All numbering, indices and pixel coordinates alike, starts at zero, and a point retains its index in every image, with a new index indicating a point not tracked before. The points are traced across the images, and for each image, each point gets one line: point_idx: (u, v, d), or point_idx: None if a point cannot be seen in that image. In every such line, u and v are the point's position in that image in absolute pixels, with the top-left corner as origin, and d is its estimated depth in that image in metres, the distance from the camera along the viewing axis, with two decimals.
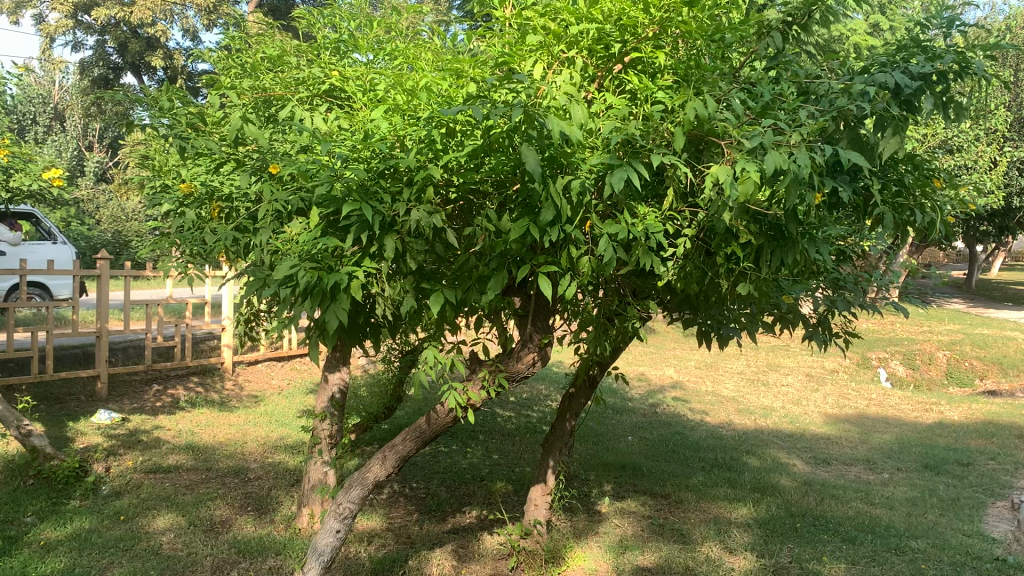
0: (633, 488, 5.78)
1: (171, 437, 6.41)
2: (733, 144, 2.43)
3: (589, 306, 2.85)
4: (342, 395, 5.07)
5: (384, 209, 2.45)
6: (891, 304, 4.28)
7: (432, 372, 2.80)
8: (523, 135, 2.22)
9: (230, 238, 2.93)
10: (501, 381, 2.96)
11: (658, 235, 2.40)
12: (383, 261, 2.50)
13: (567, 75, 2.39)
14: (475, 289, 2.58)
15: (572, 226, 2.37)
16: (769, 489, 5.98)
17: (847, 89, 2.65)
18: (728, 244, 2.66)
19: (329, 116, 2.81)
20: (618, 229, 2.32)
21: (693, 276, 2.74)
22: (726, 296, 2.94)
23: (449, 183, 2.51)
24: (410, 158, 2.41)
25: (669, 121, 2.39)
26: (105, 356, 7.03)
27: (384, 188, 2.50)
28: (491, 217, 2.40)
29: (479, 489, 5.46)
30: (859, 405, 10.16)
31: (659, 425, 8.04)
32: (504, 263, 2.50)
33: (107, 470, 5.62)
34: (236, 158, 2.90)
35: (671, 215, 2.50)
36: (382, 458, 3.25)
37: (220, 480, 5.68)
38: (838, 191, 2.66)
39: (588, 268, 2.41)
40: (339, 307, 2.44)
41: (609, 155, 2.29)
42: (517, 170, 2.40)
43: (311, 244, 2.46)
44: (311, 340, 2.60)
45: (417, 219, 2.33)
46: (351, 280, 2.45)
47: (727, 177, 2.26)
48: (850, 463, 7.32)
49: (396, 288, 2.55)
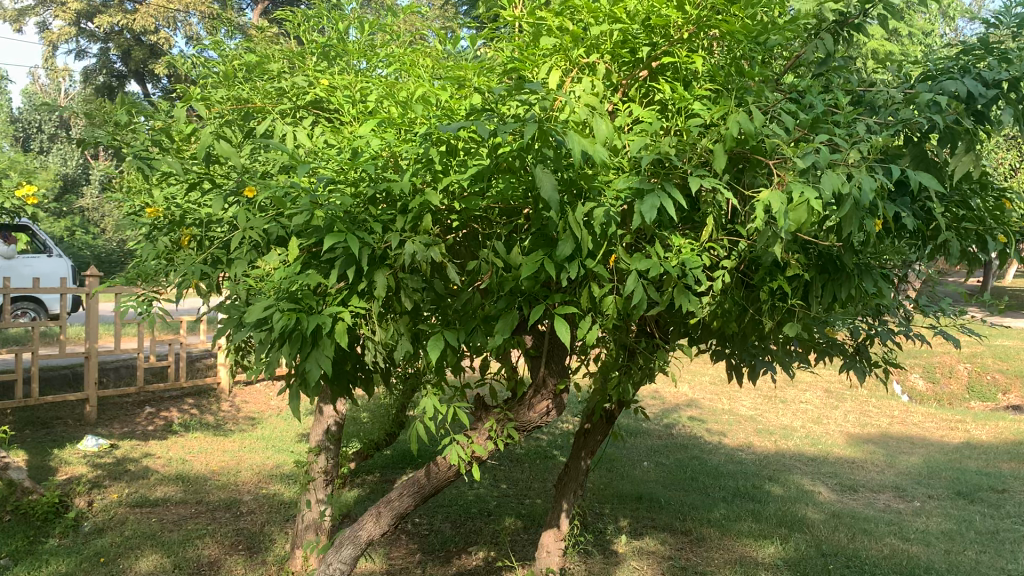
0: (650, 524, 5.40)
1: (161, 466, 6.06)
2: (782, 163, 2.07)
3: (611, 347, 2.49)
4: (339, 427, 4.68)
5: (375, 241, 2.10)
6: (938, 332, 3.88)
7: (432, 424, 2.45)
8: (537, 156, 1.87)
9: (202, 270, 2.54)
10: (510, 431, 2.61)
11: (696, 271, 2.04)
12: (374, 301, 2.16)
13: (589, 84, 2.03)
14: (480, 332, 2.23)
15: (594, 261, 2.02)
16: (796, 523, 5.58)
17: (910, 98, 2.29)
18: (774, 278, 2.31)
19: (313, 132, 2.45)
20: (649, 265, 1.98)
21: (732, 314, 2.39)
22: (768, 334, 2.58)
23: (450, 210, 2.16)
24: (405, 182, 2.06)
25: (709, 137, 2.03)
26: (95, 379, 6.69)
27: (375, 216, 2.15)
28: (500, 250, 2.05)
29: (487, 525, 5.09)
30: (881, 423, 9.74)
31: (675, 449, 7.65)
32: (515, 302, 2.15)
33: (89, 504, 5.27)
34: (207, 178, 2.51)
35: (710, 246, 2.16)
36: (376, 515, 2.88)
37: (210, 515, 5.32)
38: (900, 216, 2.29)
39: (613, 308, 2.06)
40: (321, 355, 2.10)
41: (638, 178, 1.94)
42: (530, 195, 2.05)
43: (291, 281, 2.12)
44: (291, 390, 2.25)
45: (411, 254, 1.98)
46: (335, 323, 2.11)
47: (780, 203, 1.91)
48: (878, 490, 6.92)
49: (389, 331, 2.21)
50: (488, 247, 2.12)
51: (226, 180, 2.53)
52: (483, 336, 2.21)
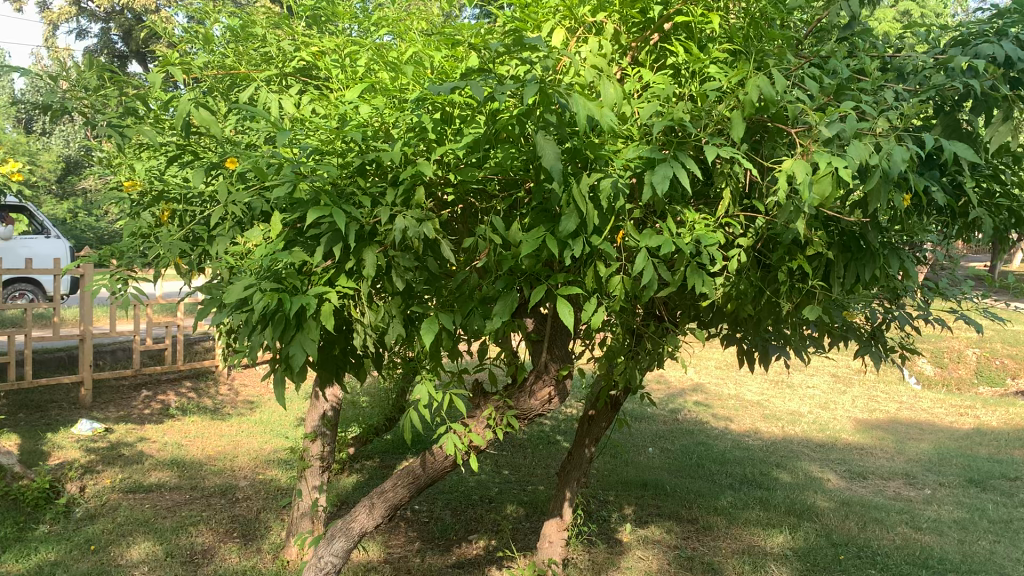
0: (656, 512, 5.27)
1: (155, 451, 5.93)
2: (805, 132, 1.91)
3: (617, 331, 2.34)
4: (336, 413, 4.54)
5: (363, 215, 1.95)
6: (958, 316, 3.70)
7: (427, 412, 2.30)
8: (538, 122, 1.71)
9: (182, 247, 2.37)
10: (510, 420, 2.46)
11: (711, 249, 1.89)
12: (363, 281, 2.01)
13: (596, 43, 1.86)
14: (478, 314, 2.08)
15: (600, 238, 1.87)
16: (805, 512, 5.44)
17: (942, 63, 2.12)
18: (793, 258, 2.16)
19: (300, 99, 2.28)
20: (662, 242, 1.82)
21: (748, 296, 2.23)
22: (785, 318, 2.42)
23: (445, 183, 2.00)
24: (396, 152, 1.90)
25: (726, 103, 1.87)
26: (89, 362, 6.55)
27: (363, 189, 1.99)
28: (498, 226, 1.89)
29: (488, 513, 4.95)
30: (890, 408, 9.57)
31: (681, 434, 7.51)
32: (514, 282, 2.00)
33: (81, 490, 5.14)
34: (187, 149, 2.33)
35: (725, 222, 2.00)
36: (369, 507, 2.74)
37: (205, 501, 5.19)
38: (930, 191, 2.13)
39: (620, 289, 1.90)
40: (306, 338, 1.95)
41: (648, 147, 1.78)
42: (531, 167, 1.89)
43: (274, 260, 1.97)
44: (275, 376, 2.10)
45: (403, 229, 1.83)
46: (321, 305, 1.96)
47: (805, 173, 1.74)
48: (888, 477, 6.77)
49: (380, 313, 2.06)
50: (485, 223, 1.96)
51: (207, 152, 2.35)
52: (480, 319, 2.06)
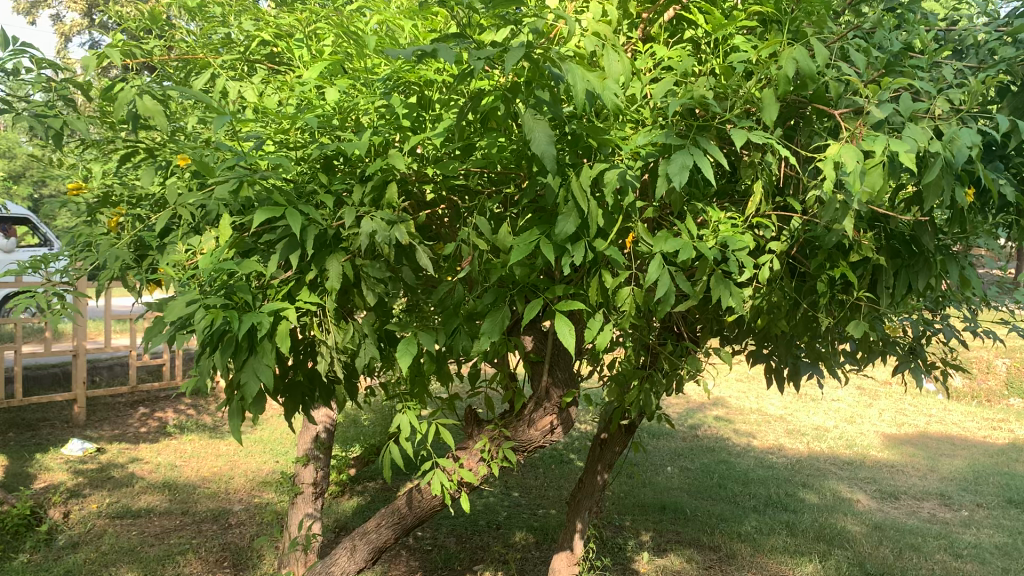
0: (675, 539, 4.93)
1: (147, 473, 5.64)
2: (852, 114, 1.59)
3: (629, 352, 2.02)
4: (330, 435, 4.26)
5: (324, 217, 1.65)
6: (1008, 329, 3.34)
7: (409, 447, 1.99)
8: (527, 99, 1.41)
9: (128, 258, 2.05)
10: (507, 453, 2.15)
11: (740, 254, 1.57)
12: (328, 295, 1.71)
13: (599, 8, 1.55)
14: (465, 333, 1.77)
15: (604, 241, 1.56)
16: (836, 538, 5.07)
17: (1010, 35, 1.80)
18: (835, 265, 1.84)
19: (261, 86, 1.98)
20: (680, 246, 1.50)
21: (780, 310, 1.92)
22: (824, 334, 2.10)
23: (422, 179, 1.70)
24: (363, 140, 1.60)
25: (756, 80, 1.55)
26: (82, 380, 6.28)
27: (326, 185, 1.70)
28: (483, 229, 1.59)
29: (495, 541, 4.63)
30: (919, 422, 9.15)
31: (700, 452, 7.16)
32: (505, 296, 1.69)
33: (65, 516, 4.85)
34: (135, 145, 2.04)
35: (756, 222, 1.68)
36: (351, 550, 2.46)
37: (196, 527, 4.89)
38: (997, 184, 1.80)
39: (630, 303, 1.58)
40: (260, 363, 1.65)
41: (662, 131, 1.47)
42: (524, 159, 1.59)
43: (222, 272, 1.68)
44: (229, 406, 1.80)
45: (370, 233, 1.53)
46: (277, 324, 1.66)
47: (856, 161, 1.42)
48: (921, 497, 6.38)
49: (349, 333, 1.75)
50: (469, 226, 1.66)
51: (154, 146, 2.03)
52: (465, 339, 1.75)
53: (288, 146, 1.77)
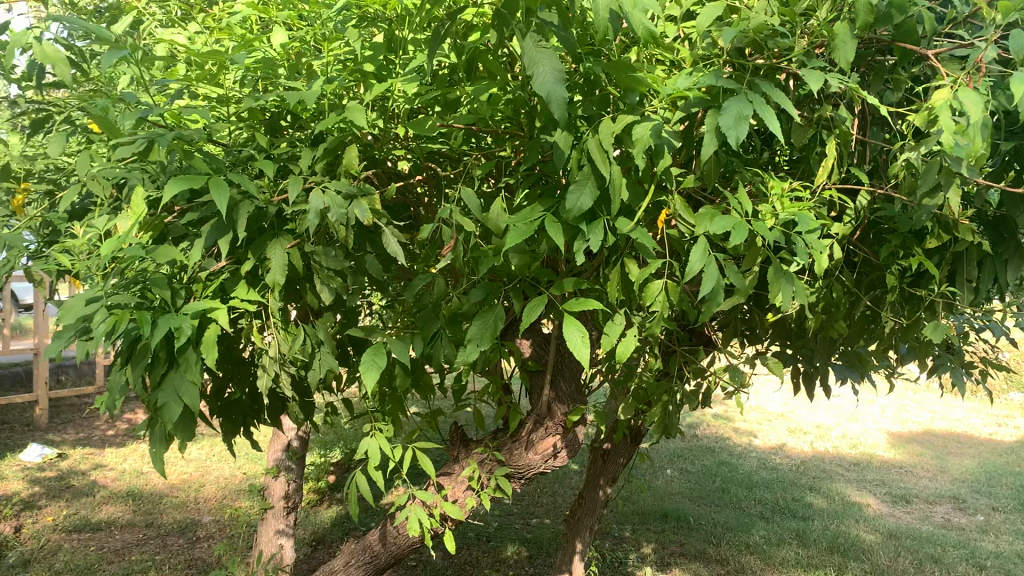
0: (679, 552, 4.58)
1: (110, 481, 5.24)
2: (950, 54, 1.23)
3: (650, 360, 1.66)
4: (301, 444, 3.81)
5: (262, 189, 1.28)
6: None
7: (380, 477, 1.62)
8: (528, 26, 1.04)
9: (25, 245, 1.65)
10: (499, 480, 1.78)
11: (806, 238, 1.20)
12: (272, 293, 1.33)
13: None
14: (447, 339, 1.38)
15: (629, 219, 1.19)
16: (850, 549, 4.70)
17: None
18: (910, 252, 1.49)
19: (194, 28, 1.59)
20: (732, 227, 1.13)
21: (839, 307, 1.56)
22: (883, 336, 1.74)
23: (392, 142, 1.33)
24: (312, 89, 1.23)
25: (829, 7, 1.18)
26: (43, 380, 5.86)
27: (266, 149, 1.33)
28: (470, 203, 1.21)
29: (485, 555, 4.24)
30: (923, 417, 8.79)
31: (700, 453, 6.82)
32: (499, 291, 1.32)
33: (17, 531, 4.43)
34: (32, 101, 1.63)
35: (820, 196, 1.31)
36: None
37: (161, 541, 4.49)
38: None
39: (662, 300, 1.22)
40: (182, 381, 1.28)
41: (711, 75, 1.10)
42: (525, 113, 1.23)
43: (128, 263, 1.30)
44: (151, 431, 1.42)
45: (320, 208, 1.17)
46: (203, 328, 1.29)
47: (978, 110, 1.05)
48: (934, 501, 6.03)
49: (300, 338, 1.38)
50: (452, 201, 1.29)
51: (61, 106, 1.63)
52: (448, 347, 1.37)
53: (219, 101, 1.38)
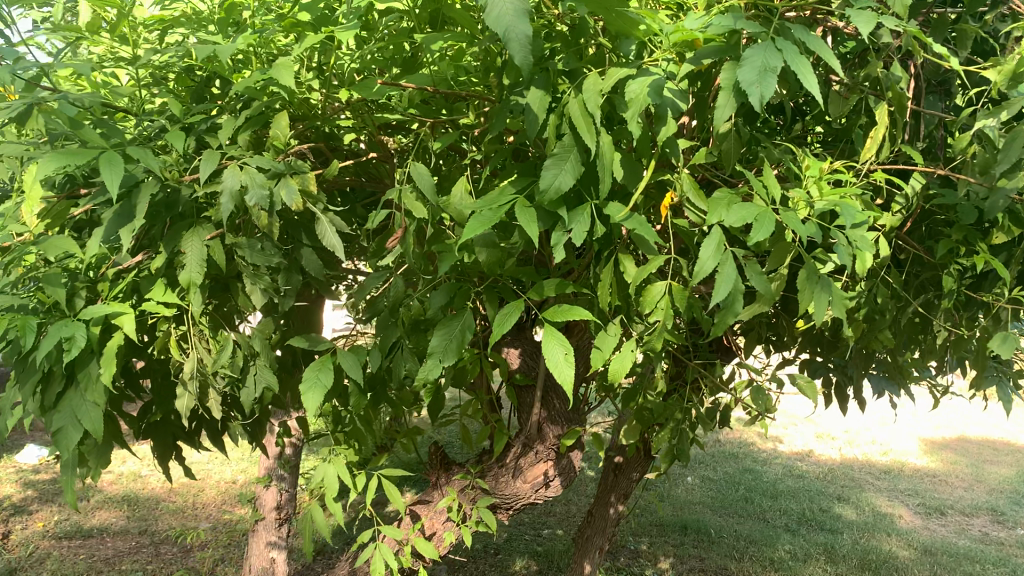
0: (697, 567, 4.31)
1: (107, 484, 5.05)
2: None
3: (657, 374, 1.40)
4: (296, 451, 3.58)
5: (172, 167, 1.04)
6: None
7: (338, 510, 1.38)
8: None
9: None
10: (483, 512, 1.54)
11: (846, 230, 0.94)
12: (191, 293, 1.09)
13: None
14: (405, 352, 1.13)
15: (623, 204, 0.94)
16: (883, 567, 4.40)
17: None
18: (972, 247, 1.22)
19: None
20: (754, 217, 0.88)
21: (884, 313, 1.29)
22: (935, 346, 1.47)
23: (335, 110, 1.09)
24: (230, 43, 0.99)
25: None
26: None
27: (181, 118, 1.09)
28: (423, 183, 0.97)
29: (492, 569, 4.00)
30: (956, 421, 8.43)
31: (722, 459, 6.54)
32: (466, 295, 1.07)
33: (4, 537, 4.24)
34: None
35: (864, 178, 1.05)
36: None
37: (154, 549, 4.29)
38: None
39: (665, 307, 0.96)
40: (80, 402, 1.04)
41: (727, 15, 0.85)
42: (493, 70, 0.98)
43: (14, 258, 1.05)
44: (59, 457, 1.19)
45: (232, 189, 0.93)
46: (102, 337, 1.04)
47: None
48: (970, 512, 5.70)
49: (229, 349, 1.14)
50: (406, 183, 1.04)
51: None
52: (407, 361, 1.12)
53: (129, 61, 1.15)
